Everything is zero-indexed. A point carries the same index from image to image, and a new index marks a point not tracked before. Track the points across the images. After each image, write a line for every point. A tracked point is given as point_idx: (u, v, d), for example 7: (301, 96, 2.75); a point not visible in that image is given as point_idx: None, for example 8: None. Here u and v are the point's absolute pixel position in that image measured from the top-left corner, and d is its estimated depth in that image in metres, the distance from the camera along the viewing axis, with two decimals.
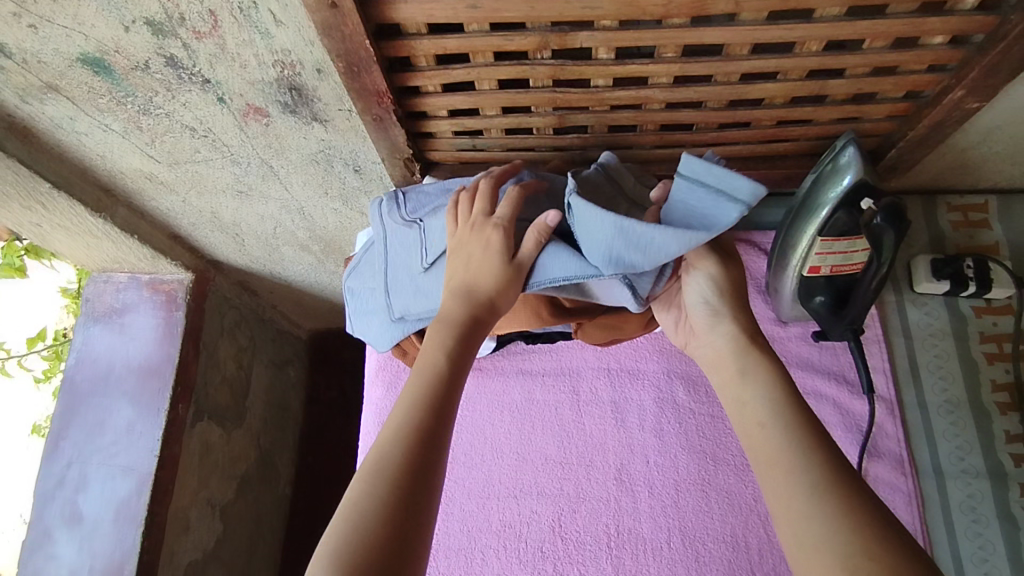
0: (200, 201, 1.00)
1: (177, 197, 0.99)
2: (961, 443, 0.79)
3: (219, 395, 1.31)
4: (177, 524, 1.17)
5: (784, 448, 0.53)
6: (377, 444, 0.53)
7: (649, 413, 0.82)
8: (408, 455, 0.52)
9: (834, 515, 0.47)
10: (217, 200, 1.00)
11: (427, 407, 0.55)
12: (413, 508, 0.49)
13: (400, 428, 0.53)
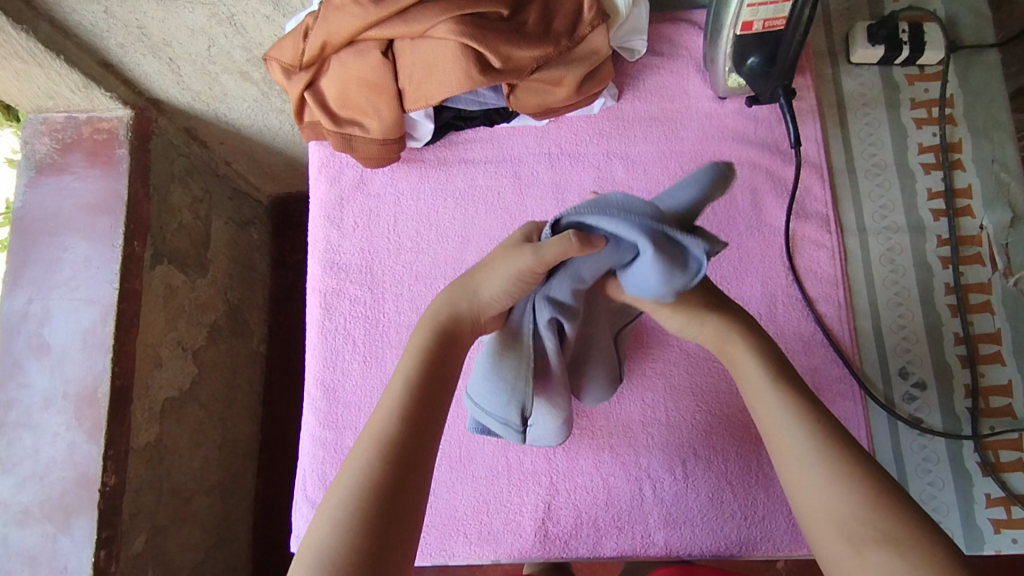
0: (124, 10, 0.97)
1: (97, 6, 0.96)
2: (885, 203, 0.82)
3: (176, 241, 1.31)
4: (148, 359, 1.21)
5: (810, 466, 0.55)
6: (345, 473, 0.51)
7: (589, 192, 0.84)
8: (381, 473, 0.51)
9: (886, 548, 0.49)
10: (141, 7, 0.96)
11: (407, 417, 0.54)
12: (387, 523, 0.49)
13: (371, 451, 0.52)
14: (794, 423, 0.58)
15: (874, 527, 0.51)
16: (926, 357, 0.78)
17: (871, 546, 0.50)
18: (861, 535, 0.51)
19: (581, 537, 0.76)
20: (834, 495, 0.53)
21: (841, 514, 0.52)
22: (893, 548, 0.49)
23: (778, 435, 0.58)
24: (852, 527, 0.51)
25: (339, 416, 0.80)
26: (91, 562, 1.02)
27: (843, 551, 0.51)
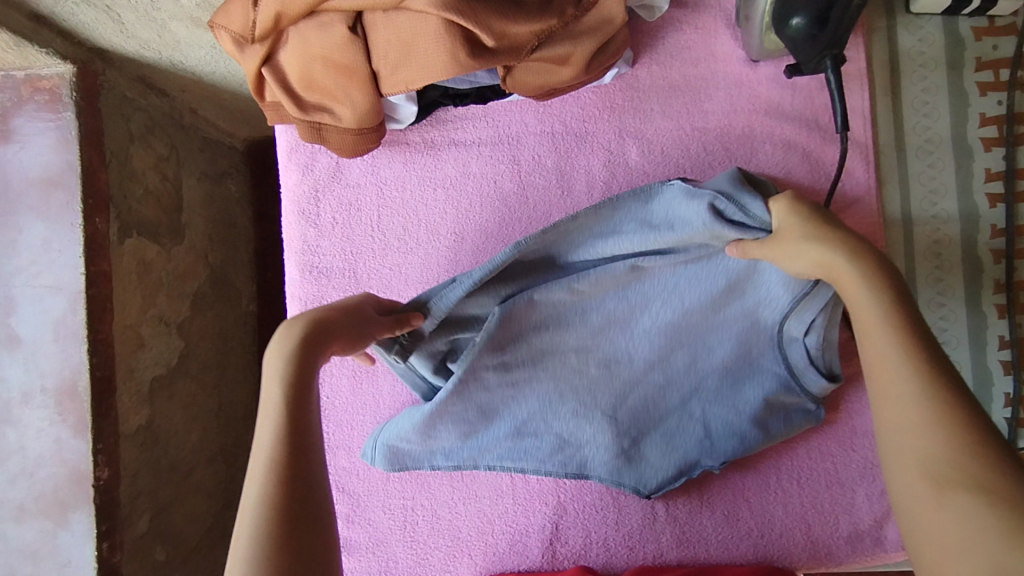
0: None
1: None
2: (935, 187, 0.72)
3: (144, 209, 1.20)
4: (128, 340, 1.14)
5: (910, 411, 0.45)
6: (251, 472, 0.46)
7: (598, 180, 0.73)
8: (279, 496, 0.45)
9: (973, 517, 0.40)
10: None
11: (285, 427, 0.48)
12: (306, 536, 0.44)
13: (260, 471, 0.46)
14: (903, 359, 0.47)
15: (967, 470, 0.41)
16: (966, 361, 0.72)
17: (960, 489, 0.41)
18: (948, 478, 0.42)
19: (589, 556, 0.73)
20: (929, 441, 0.44)
21: (930, 452, 0.43)
22: (986, 497, 0.40)
23: (885, 376, 0.48)
24: (938, 468, 0.43)
25: (329, 435, 0.74)
26: (94, 555, 1.01)
27: (924, 494, 0.43)
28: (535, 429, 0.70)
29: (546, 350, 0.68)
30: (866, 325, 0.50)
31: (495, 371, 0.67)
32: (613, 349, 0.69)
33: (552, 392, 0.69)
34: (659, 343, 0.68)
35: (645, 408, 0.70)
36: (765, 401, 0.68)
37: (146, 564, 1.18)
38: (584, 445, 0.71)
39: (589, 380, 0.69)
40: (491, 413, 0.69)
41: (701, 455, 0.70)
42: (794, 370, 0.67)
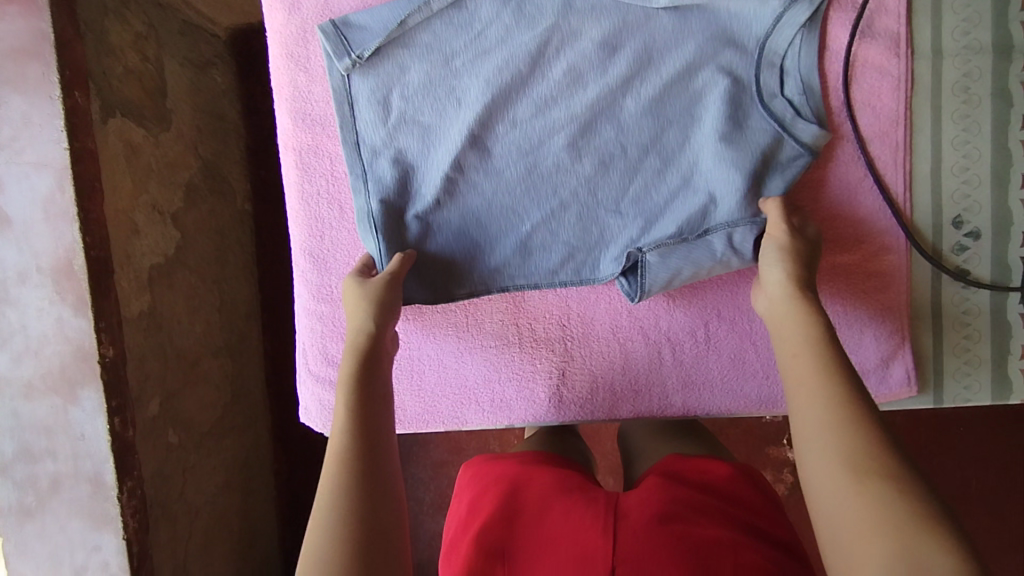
0: None
1: None
2: (968, 17, 0.67)
3: (127, 89, 1.15)
4: (122, 225, 1.11)
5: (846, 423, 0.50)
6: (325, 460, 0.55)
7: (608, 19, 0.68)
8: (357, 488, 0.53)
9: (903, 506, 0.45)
10: None
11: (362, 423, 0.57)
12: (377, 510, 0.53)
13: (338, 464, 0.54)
14: (828, 377, 0.52)
15: (885, 465, 0.47)
16: (986, 202, 0.69)
17: (880, 480, 0.47)
18: (868, 471, 0.47)
19: (595, 401, 0.73)
20: (852, 440, 0.49)
21: (847, 450, 0.49)
22: (898, 486, 0.46)
23: (808, 392, 0.53)
24: (855, 457, 0.48)
25: (333, 289, 0.73)
26: (106, 430, 1.03)
27: (846, 485, 0.47)
28: (542, 242, 0.71)
29: (532, 147, 0.69)
30: (793, 366, 0.55)
31: (486, 177, 0.70)
32: (601, 140, 0.69)
33: (552, 199, 0.70)
34: (648, 122, 0.68)
35: (647, 194, 0.69)
36: (761, 155, 0.67)
37: (161, 445, 1.20)
38: (594, 248, 0.71)
39: (589, 182, 0.69)
40: (491, 224, 0.71)
41: (707, 220, 0.68)
42: (781, 117, 0.67)
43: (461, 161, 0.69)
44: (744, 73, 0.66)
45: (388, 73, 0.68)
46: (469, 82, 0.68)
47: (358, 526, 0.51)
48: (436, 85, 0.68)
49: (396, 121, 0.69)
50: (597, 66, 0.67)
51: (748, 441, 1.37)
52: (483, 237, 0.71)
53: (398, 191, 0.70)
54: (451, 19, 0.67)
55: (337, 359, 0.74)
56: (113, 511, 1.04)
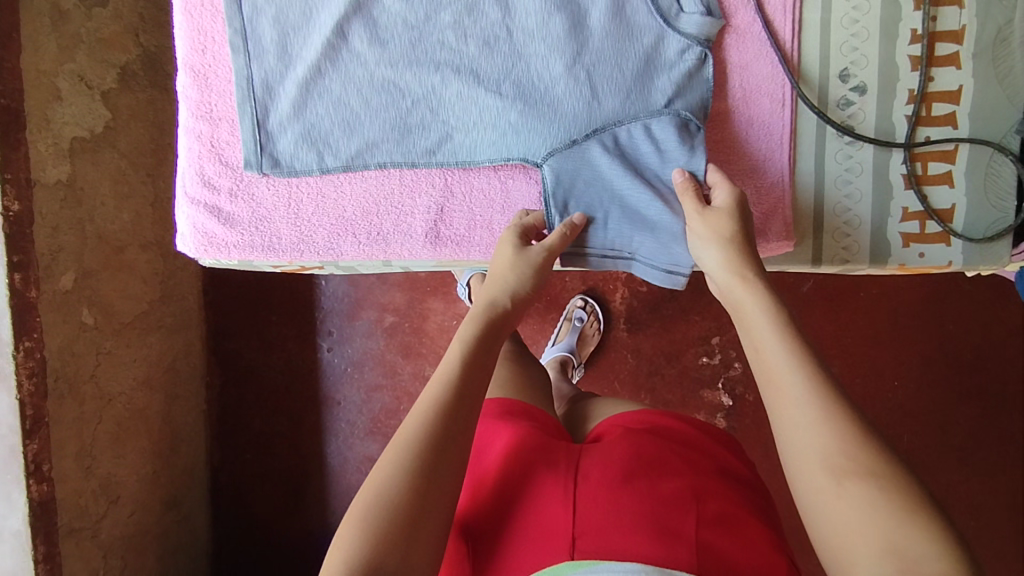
0: None
1: None
2: None
3: None
4: (42, 87, 1.10)
5: (821, 410, 0.47)
6: (392, 445, 0.49)
7: None
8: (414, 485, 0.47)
9: (898, 509, 0.42)
10: None
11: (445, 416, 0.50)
12: (418, 515, 0.46)
13: (401, 456, 0.48)
14: (793, 366, 0.49)
15: (861, 461, 0.44)
16: (874, 56, 0.69)
17: (857, 478, 0.44)
18: (847, 471, 0.44)
19: (472, 239, 0.72)
20: (822, 437, 0.46)
21: (826, 446, 0.45)
22: (878, 482, 0.43)
23: (779, 381, 0.49)
24: (838, 459, 0.45)
25: (215, 106, 0.72)
26: (5, 284, 1.00)
27: (823, 483, 0.44)
28: (421, 121, 0.69)
29: (418, 20, 0.67)
30: (763, 357, 0.52)
31: (370, 46, 0.68)
32: (487, 21, 0.66)
33: (433, 75, 0.67)
34: (538, 3, 0.65)
35: (531, 81, 0.67)
36: (645, 55, 0.66)
37: (72, 321, 1.17)
38: (472, 128, 0.68)
39: (472, 61, 0.67)
40: (373, 97, 0.69)
41: (593, 119, 0.67)
42: (666, 12, 0.65)
43: (344, 27, 0.67)
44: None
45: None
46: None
47: (398, 526, 0.45)
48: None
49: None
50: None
51: (683, 384, 1.31)
52: (365, 114, 0.69)
53: (278, 58, 0.69)
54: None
55: (215, 181, 0.72)
56: (7, 369, 1.02)
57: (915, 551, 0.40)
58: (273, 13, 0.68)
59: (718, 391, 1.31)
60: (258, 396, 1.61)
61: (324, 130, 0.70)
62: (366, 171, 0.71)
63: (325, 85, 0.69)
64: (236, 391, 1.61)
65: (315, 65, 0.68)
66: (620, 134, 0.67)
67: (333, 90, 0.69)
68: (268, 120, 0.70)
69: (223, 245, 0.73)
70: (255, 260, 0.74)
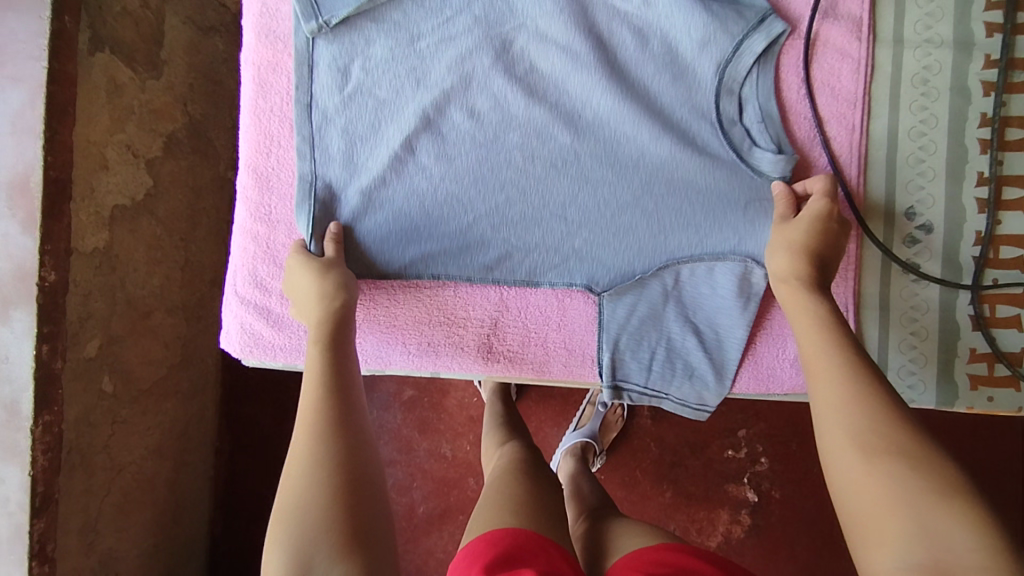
0: None
1: None
2: (932, 11, 0.68)
3: (122, 29, 1.16)
4: (91, 158, 1.11)
5: (859, 394, 0.50)
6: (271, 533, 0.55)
7: (578, 12, 0.65)
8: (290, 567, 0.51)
9: (928, 484, 0.44)
10: None
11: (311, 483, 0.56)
12: None
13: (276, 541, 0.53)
14: (834, 357, 0.54)
15: (893, 442, 0.47)
16: (940, 197, 0.68)
17: (885, 457, 0.47)
18: (878, 448, 0.47)
19: (526, 355, 0.70)
20: (853, 420, 0.49)
21: (857, 429, 0.49)
22: (909, 461, 0.46)
23: (823, 372, 0.54)
24: (868, 437, 0.48)
25: (273, 208, 0.72)
26: (33, 355, 0.98)
27: (854, 461, 0.48)
28: (483, 237, 0.68)
29: (488, 140, 0.67)
30: (820, 370, 0.54)
31: (436, 161, 0.68)
32: (556, 144, 0.67)
33: (498, 194, 0.67)
34: (609, 131, 0.66)
35: (598, 209, 0.67)
36: (716, 191, 0.65)
37: (92, 390, 1.14)
38: (533, 250, 0.68)
39: (539, 182, 0.67)
40: (435, 211, 0.68)
41: (658, 255, 0.67)
42: (739, 147, 0.66)
43: (412, 142, 0.68)
44: (706, 100, 0.66)
45: (353, 43, 0.66)
46: (432, 61, 0.67)
47: None
48: (398, 60, 0.67)
49: (352, 90, 0.67)
50: (561, 68, 0.66)
51: (706, 477, 1.21)
52: (425, 226, 0.68)
53: (343, 167, 0.69)
54: (424, 1, 0.66)
55: (267, 283, 0.71)
56: (24, 444, 0.99)
57: (946, 534, 0.42)
58: (346, 129, 0.68)
59: (744, 486, 1.19)
60: (266, 465, 1.55)
61: (383, 240, 0.69)
62: (421, 286, 0.70)
63: (388, 196, 0.68)
64: (246, 458, 1.56)
65: (381, 176, 0.68)
66: (683, 268, 0.67)
67: (394, 200, 0.68)
68: (325, 230, 0.69)
69: (270, 347, 0.72)
70: (297, 361, 0.72)
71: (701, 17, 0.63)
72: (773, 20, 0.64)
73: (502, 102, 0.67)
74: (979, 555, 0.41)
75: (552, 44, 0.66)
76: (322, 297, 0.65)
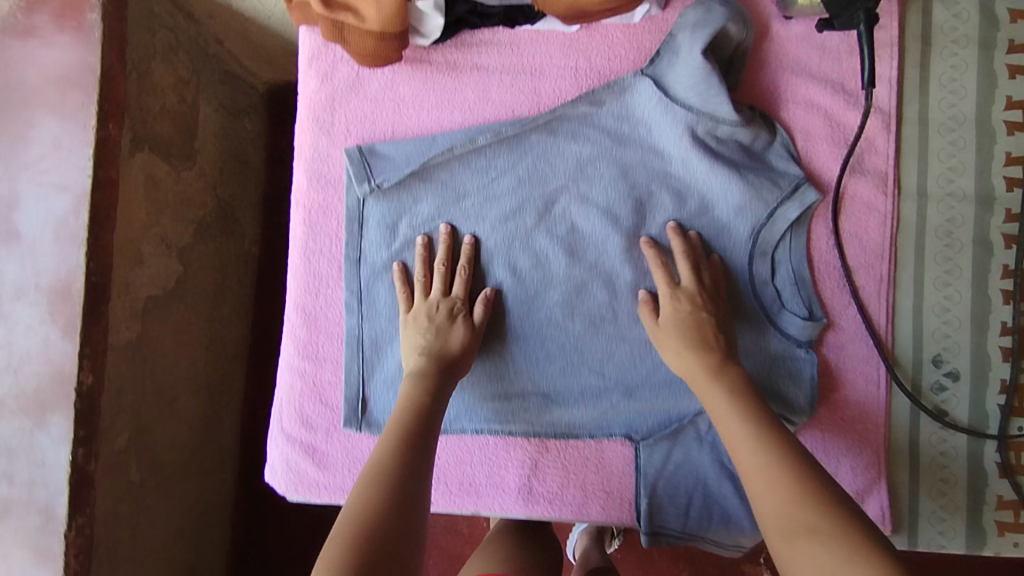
0: None
1: None
2: (955, 166, 0.71)
3: (160, 126, 1.19)
4: (127, 253, 1.13)
5: (774, 477, 0.53)
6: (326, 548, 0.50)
7: (615, 182, 0.72)
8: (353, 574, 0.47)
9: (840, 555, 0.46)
10: None
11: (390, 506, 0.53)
12: None
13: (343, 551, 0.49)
14: (751, 439, 0.57)
15: (806, 521, 0.49)
16: (965, 346, 0.71)
17: (804, 538, 0.48)
18: (795, 530, 0.49)
19: (565, 496, 0.73)
20: (776, 502, 0.51)
21: (779, 512, 0.51)
22: (821, 539, 0.47)
23: (744, 456, 0.56)
24: (786, 520, 0.50)
25: (320, 346, 0.74)
26: (68, 459, 1.01)
27: (778, 544, 0.49)
28: (522, 389, 0.73)
29: (528, 297, 0.73)
30: (739, 454, 0.57)
31: (478, 317, 0.73)
32: (595, 301, 0.72)
33: (539, 348, 0.73)
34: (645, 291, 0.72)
35: (632, 364, 0.72)
36: (744, 347, 0.71)
37: (120, 482, 1.15)
38: (569, 403, 0.73)
39: (578, 338, 0.72)
40: (478, 364, 0.73)
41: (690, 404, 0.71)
42: (768, 307, 0.71)
43: (458, 298, 0.73)
44: (740, 262, 0.71)
45: (401, 202, 0.73)
46: (477, 221, 0.73)
47: None
48: (444, 220, 0.73)
49: (400, 247, 0.73)
50: (600, 230, 0.72)
51: None
52: (468, 377, 0.73)
53: (388, 320, 0.73)
54: (469, 163, 0.73)
55: (313, 420, 0.74)
56: (57, 548, 1.00)
57: None
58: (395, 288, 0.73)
59: None
60: (282, 536, 1.56)
61: None
62: (462, 434, 0.73)
63: None
64: (262, 529, 1.57)
65: None
66: None
67: None
68: (370, 381, 0.73)
69: (314, 484, 0.73)
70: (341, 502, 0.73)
71: (733, 189, 0.70)
72: (807, 188, 0.69)
73: (542, 262, 0.73)
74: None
75: (589, 208, 0.72)
76: (459, 358, 0.69)
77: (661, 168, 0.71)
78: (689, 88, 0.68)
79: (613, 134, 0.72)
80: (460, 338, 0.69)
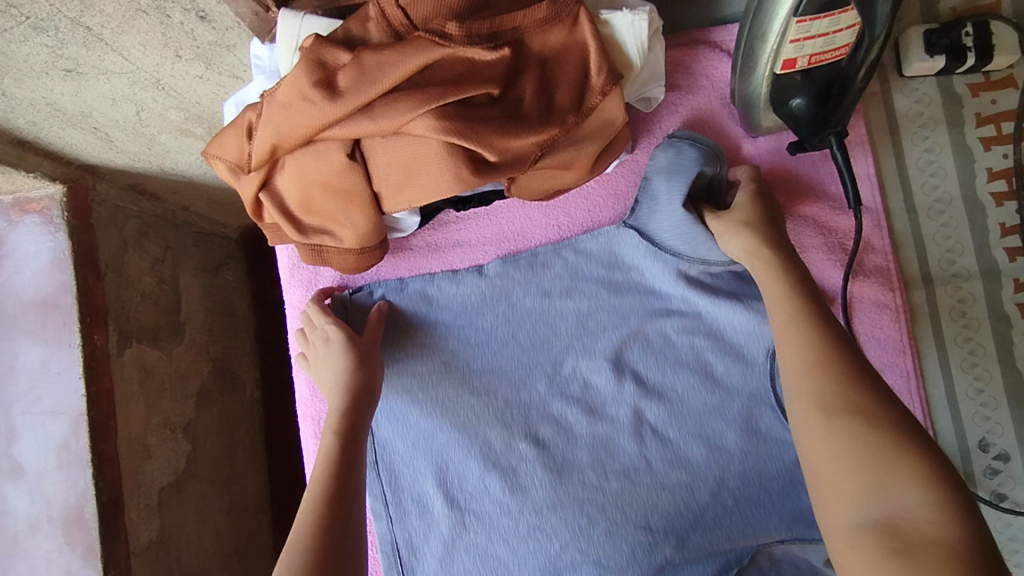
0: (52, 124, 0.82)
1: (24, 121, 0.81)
2: (953, 246, 0.70)
3: (143, 315, 1.01)
4: (135, 456, 0.97)
5: (822, 359, 0.47)
6: None
7: (618, 332, 0.70)
8: None
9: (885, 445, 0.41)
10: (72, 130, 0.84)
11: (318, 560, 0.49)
12: None
13: None
14: (796, 321, 0.50)
15: (852, 401, 0.44)
16: (1008, 424, 0.69)
17: (846, 415, 0.43)
18: (836, 407, 0.44)
19: None
20: (815, 385, 0.46)
21: (819, 390, 0.45)
22: (864, 419, 0.42)
23: (788, 336, 0.50)
24: (826, 399, 0.45)
25: None
26: None
27: (814, 422, 0.44)
28: (571, 561, 0.68)
29: (557, 462, 0.70)
30: (787, 332, 0.51)
31: (511, 495, 0.70)
32: (626, 454, 0.69)
33: (578, 515, 0.68)
34: (674, 434, 0.69)
35: (682, 513, 0.66)
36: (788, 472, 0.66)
37: None
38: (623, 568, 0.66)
39: (618, 496, 0.68)
40: (521, 544, 0.69)
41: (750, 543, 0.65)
42: None
43: (487, 479, 0.70)
44: (763, 388, 0.68)
45: (408, 389, 0.71)
46: (490, 397, 0.71)
47: None
48: (456, 403, 0.71)
49: (420, 438, 0.72)
50: (614, 382, 0.70)
51: None
52: (513, 560, 0.69)
53: (419, 515, 0.72)
54: (469, 339, 0.72)
55: None
56: None
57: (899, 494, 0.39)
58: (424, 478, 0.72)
59: None
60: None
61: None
62: None
63: (473, 539, 0.70)
64: None
65: (465, 519, 0.70)
66: None
67: (478, 538, 0.70)
68: None
69: None
70: None
71: (739, 318, 0.68)
72: None
73: (562, 424, 0.70)
74: (932, 511, 0.38)
75: (597, 361, 0.71)
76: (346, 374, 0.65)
77: (660, 309, 0.70)
78: (675, 236, 0.67)
79: (605, 283, 0.71)
80: (344, 362, 0.66)
